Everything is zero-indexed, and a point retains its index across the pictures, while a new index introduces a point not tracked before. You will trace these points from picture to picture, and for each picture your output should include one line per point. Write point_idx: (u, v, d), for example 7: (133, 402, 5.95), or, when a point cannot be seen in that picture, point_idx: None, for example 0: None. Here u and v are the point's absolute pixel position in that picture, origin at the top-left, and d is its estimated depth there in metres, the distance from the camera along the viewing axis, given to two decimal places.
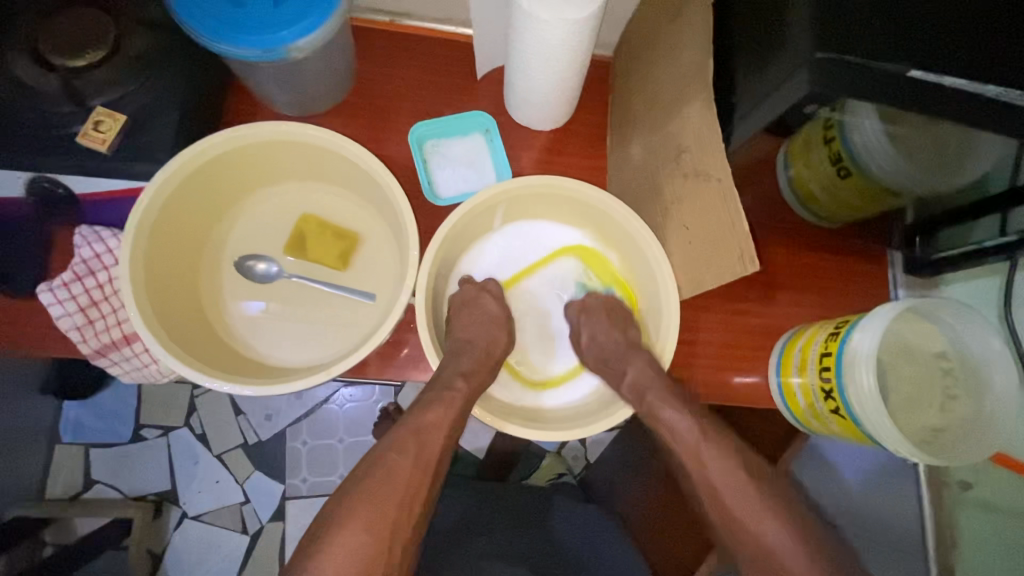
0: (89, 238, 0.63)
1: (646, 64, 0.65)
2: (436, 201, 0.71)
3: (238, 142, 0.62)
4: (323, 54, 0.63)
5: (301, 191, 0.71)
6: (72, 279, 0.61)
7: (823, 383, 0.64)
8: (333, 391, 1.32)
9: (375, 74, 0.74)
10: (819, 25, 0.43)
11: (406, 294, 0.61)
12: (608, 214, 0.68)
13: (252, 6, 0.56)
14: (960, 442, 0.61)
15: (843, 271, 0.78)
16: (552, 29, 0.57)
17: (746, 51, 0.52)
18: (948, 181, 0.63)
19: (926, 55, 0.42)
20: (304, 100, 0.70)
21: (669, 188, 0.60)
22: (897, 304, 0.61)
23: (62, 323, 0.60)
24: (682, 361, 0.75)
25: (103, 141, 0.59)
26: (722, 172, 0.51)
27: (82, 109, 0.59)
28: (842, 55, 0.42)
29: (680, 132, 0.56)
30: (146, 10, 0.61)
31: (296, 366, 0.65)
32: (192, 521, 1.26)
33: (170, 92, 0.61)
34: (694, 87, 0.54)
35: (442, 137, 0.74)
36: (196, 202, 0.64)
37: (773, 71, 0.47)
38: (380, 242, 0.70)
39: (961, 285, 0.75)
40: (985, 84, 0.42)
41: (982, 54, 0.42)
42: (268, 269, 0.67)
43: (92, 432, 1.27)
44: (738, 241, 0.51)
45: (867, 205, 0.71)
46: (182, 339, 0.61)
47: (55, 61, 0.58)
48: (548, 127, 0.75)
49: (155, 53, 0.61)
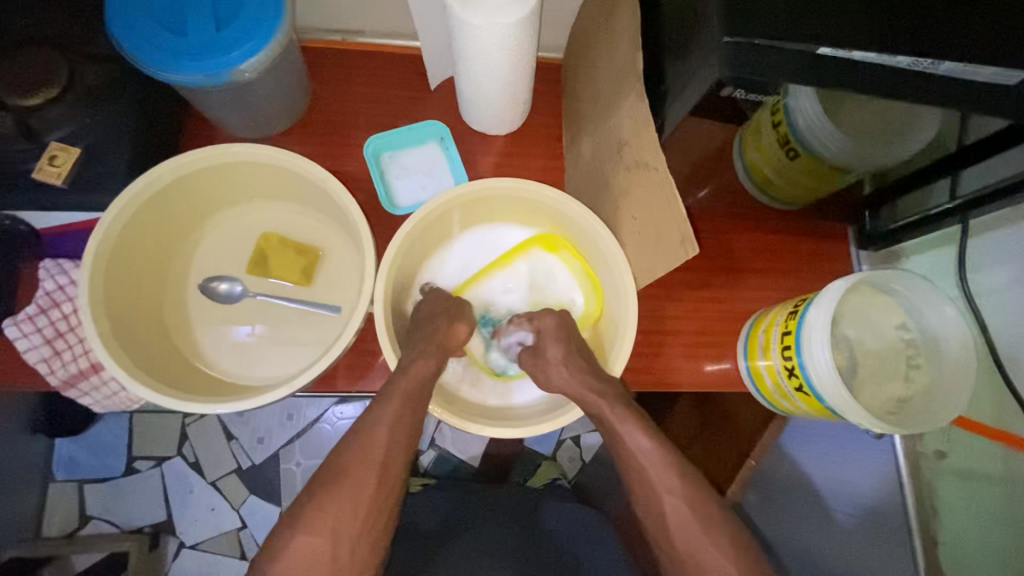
0: (52, 271, 0.64)
1: (588, 63, 0.66)
2: (394, 210, 0.73)
3: (194, 167, 0.63)
4: (272, 76, 0.65)
5: (263, 212, 0.72)
6: (36, 312, 0.62)
7: (787, 362, 0.65)
8: (324, 410, 1.33)
9: (329, 93, 0.76)
10: (728, 10, 0.44)
11: (365, 304, 0.62)
12: (563, 211, 0.68)
13: (193, 33, 0.57)
14: (924, 409, 0.62)
15: (805, 252, 0.79)
16: (486, 35, 0.58)
17: (673, 42, 0.53)
18: (894, 156, 0.63)
19: (835, 32, 0.44)
20: (260, 122, 0.72)
21: (616, 181, 0.61)
22: (850, 278, 0.61)
23: (28, 356, 0.61)
24: (651, 352, 0.75)
25: (58, 174, 0.60)
26: (658, 160, 0.52)
27: (35, 145, 0.60)
28: (749, 38, 0.43)
29: (619, 125, 0.57)
30: (95, 45, 0.63)
31: (265, 383, 0.66)
32: (190, 550, 1.25)
33: (123, 123, 0.63)
34: (628, 80, 0.55)
35: (397, 148, 0.75)
36: (156, 229, 0.65)
37: (694, 58, 0.48)
38: (342, 255, 0.71)
39: (919, 258, 0.75)
40: (894, 55, 0.44)
41: (887, 27, 0.44)
42: (231, 289, 0.68)
43: (85, 468, 1.27)
44: (677, 226, 0.52)
45: (820, 184, 0.70)
46: (148, 364, 0.61)
47: (7, 100, 0.58)
48: (503, 130, 0.76)
49: (106, 86, 0.62)
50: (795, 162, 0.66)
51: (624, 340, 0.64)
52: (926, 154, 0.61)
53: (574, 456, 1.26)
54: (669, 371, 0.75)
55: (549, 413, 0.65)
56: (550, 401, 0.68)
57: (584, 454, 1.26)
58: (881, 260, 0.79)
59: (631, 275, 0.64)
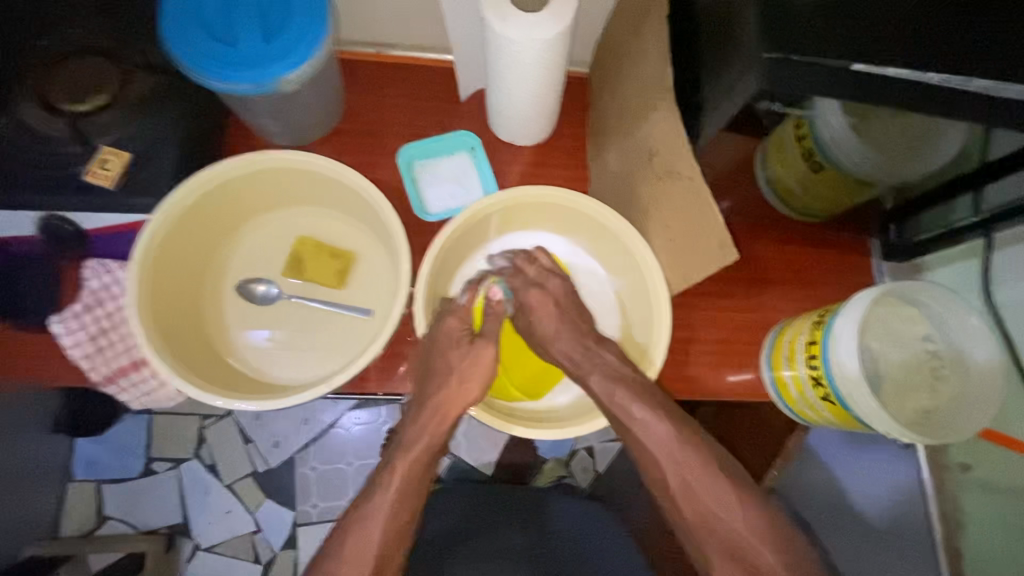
0: (99, 271, 0.67)
1: (616, 75, 0.68)
2: (425, 217, 0.75)
3: (232, 172, 0.65)
4: (312, 85, 0.67)
5: (295, 217, 0.74)
6: (82, 310, 0.66)
7: (813, 372, 0.65)
8: (340, 415, 1.33)
9: (362, 102, 0.78)
10: (765, 29, 0.47)
11: (401, 305, 0.63)
12: (593, 219, 0.70)
13: (243, 44, 0.60)
14: (953, 420, 0.62)
15: (828, 263, 0.79)
16: (524, 48, 0.60)
17: (707, 58, 0.55)
18: (919, 172, 0.64)
19: (870, 50, 0.45)
20: (295, 129, 0.74)
21: (646, 191, 0.63)
22: (877, 289, 0.62)
23: (73, 352, 0.64)
24: (680, 359, 0.75)
25: (108, 177, 0.63)
26: (692, 171, 0.53)
27: (88, 149, 0.63)
28: (785, 55, 0.45)
29: (650, 137, 0.59)
30: (146, 54, 0.66)
31: (294, 383, 0.68)
32: (205, 553, 1.26)
33: (170, 130, 0.65)
34: (658, 93, 0.57)
35: (429, 157, 0.77)
36: (196, 231, 0.67)
37: (732, 70, 0.50)
38: (374, 260, 0.72)
39: (942, 271, 0.75)
40: (926, 73, 0.45)
41: (918, 47, 0.46)
42: (267, 290, 0.70)
43: (104, 468, 1.28)
44: (715, 233, 0.54)
45: (844, 196, 0.70)
46: (189, 362, 0.63)
47: (62, 107, 0.63)
48: (531, 142, 0.78)
49: (153, 93, 0.65)
50: (819, 174, 0.66)
51: (656, 348, 0.65)
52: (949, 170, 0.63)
53: (587, 465, 1.25)
54: (694, 380, 0.75)
55: (580, 415, 0.67)
56: (584, 406, 0.69)
57: (598, 464, 1.25)
58: (903, 272, 0.78)
59: (665, 284, 0.65)
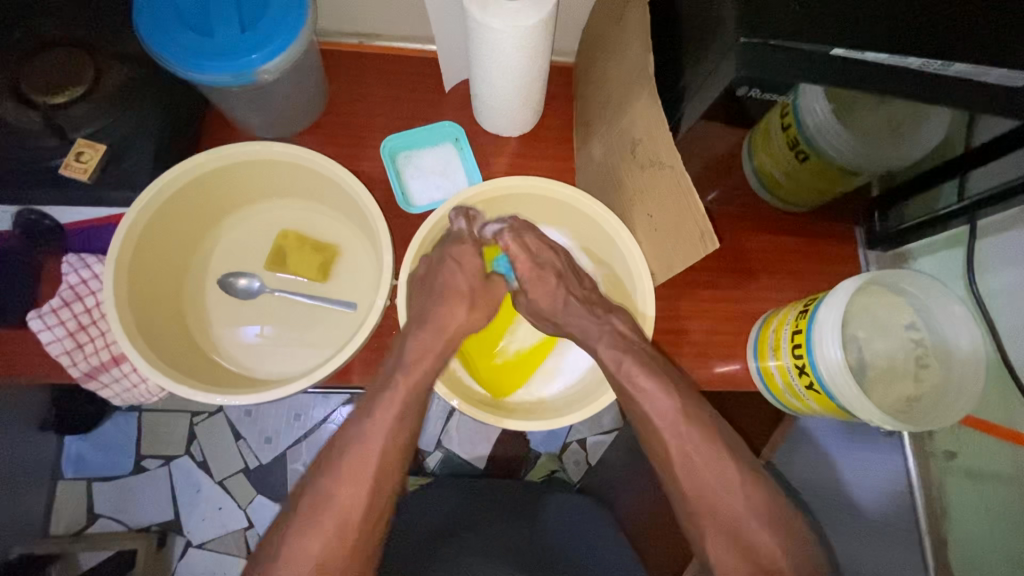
0: (76, 265, 0.66)
1: (599, 64, 0.68)
2: (409, 209, 0.74)
3: (211, 165, 0.65)
4: (291, 76, 0.66)
5: (276, 210, 0.73)
6: (60, 305, 0.64)
7: (798, 361, 0.65)
8: (331, 411, 1.33)
9: (344, 94, 0.77)
10: (744, 14, 0.46)
11: (382, 299, 0.63)
12: (579, 210, 0.70)
13: (219, 33, 0.59)
14: (935, 407, 0.62)
15: (815, 252, 0.79)
16: (505, 37, 0.59)
17: (688, 45, 0.55)
18: (903, 160, 0.63)
19: (849, 34, 0.45)
20: (278, 120, 0.73)
21: (630, 181, 0.62)
22: (861, 278, 0.62)
23: (51, 348, 0.62)
24: (666, 350, 0.75)
25: (85, 170, 0.62)
26: (673, 159, 0.53)
27: (64, 142, 0.62)
28: (763, 40, 0.45)
29: (632, 126, 0.58)
30: (122, 45, 0.65)
31: (275, 379, 0.67)
32: (197, 549, 1.25)
33: (148, 122, 0.65)
34: (640, 81, 0.56)
35: (412, 149, 0.77)
36: (176, 224, 0.66)
37: (712, 56, 0.50)
38: (356, 252, 0.72)
39: (928, 260, 0.75)
40: (906, 57, 0.45)
41: (896, 32, 0.45)
42: (249, 285, 0.70)
43: (94, 466, 1.27)
44: (696, 222, 0.53)
45: (829, 185, 0.70)
46: (169, 357, 0.63)
47: (38, 99, 0.62)
48: (516, 132, 0.77)
49: (130, 85, 0.64)
50: (804, 163, 0.65)
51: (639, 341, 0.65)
52: (935, 158, 0.62)
53: (579, 458, 1.25)
54: (679, 371, 0.75)
55: (566, 408, 0.67)
56: (568, 399, 0.69)
57: (590, 457, 1.26)
58: (889, 261, 0.78)
59: (649, 275, 0.65)
